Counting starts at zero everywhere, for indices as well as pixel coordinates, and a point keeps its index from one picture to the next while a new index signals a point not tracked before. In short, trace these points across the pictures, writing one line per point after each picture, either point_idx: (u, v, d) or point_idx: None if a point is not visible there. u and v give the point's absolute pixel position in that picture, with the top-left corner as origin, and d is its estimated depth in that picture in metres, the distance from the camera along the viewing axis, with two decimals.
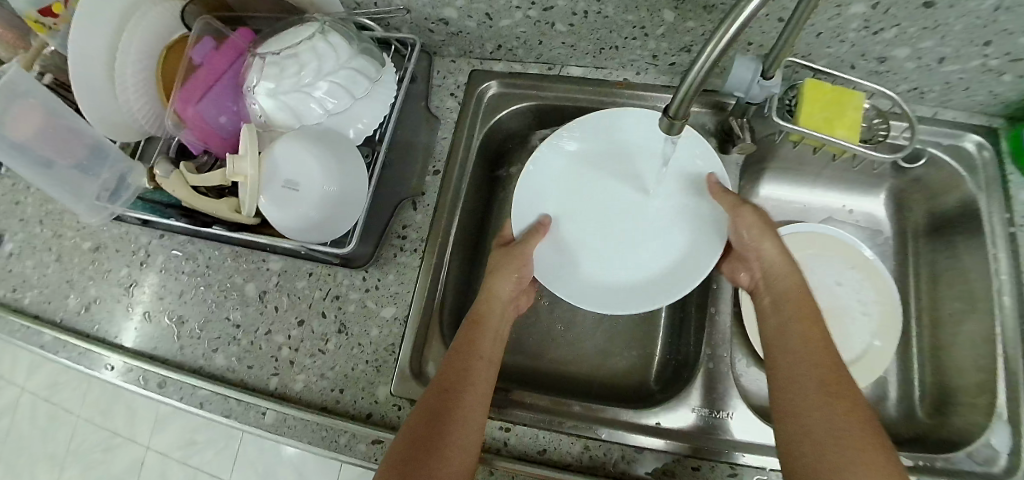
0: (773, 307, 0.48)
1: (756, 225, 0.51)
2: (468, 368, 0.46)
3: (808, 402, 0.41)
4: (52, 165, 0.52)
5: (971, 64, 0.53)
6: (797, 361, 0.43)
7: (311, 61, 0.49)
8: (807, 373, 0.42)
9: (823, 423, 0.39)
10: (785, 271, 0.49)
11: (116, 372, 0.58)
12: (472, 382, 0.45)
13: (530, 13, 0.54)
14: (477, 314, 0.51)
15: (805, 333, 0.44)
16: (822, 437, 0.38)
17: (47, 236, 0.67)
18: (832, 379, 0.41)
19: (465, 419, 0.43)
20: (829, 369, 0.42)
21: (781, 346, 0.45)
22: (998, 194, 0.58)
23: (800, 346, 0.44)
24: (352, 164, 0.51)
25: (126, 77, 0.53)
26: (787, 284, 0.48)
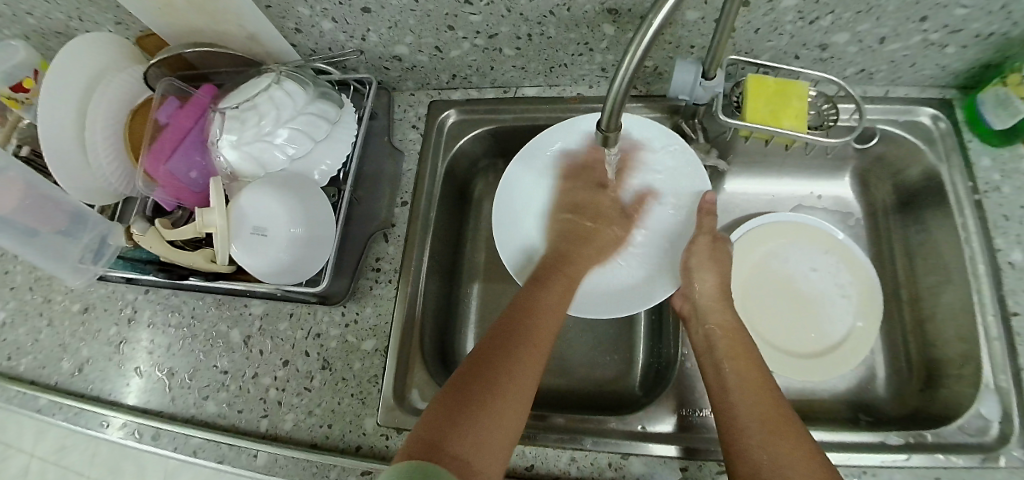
0: (707, 340, 0.50)
1: (698, 257, 0.54)
2: (533, 314, 0.47)
3: (752, 431, 0.41)
4: (36, 234, 0.55)
5: (911, 40, 0.54)
6: (739, 390, 0.44)
7: (269, 110, 0.51)
8: (750, 402, 0.43)
9: (770, 451, 0.39)
10: (720, 307, 0.51)
11: (112, 428, 0.59)
12: (537, 323, 0.46)
13: (477, 41, 0.56)
14: (565, 253, 0.56)
15: (741, 366, 0.46)
16: (771, 465, 0.38)
17: (38, 302, 0.69)
18: (772, 407, 0.42)
19: (524, 358, 0.43)
20: (768, 398, 0.43)
21: (720, 381, 0.46)
22: (958, 164, 0.58)
23: (738, 377, 0.45)
24: (318, 205, 0.53)
25: (97, 143, 0.56)
26: (722, 318, 0.51)
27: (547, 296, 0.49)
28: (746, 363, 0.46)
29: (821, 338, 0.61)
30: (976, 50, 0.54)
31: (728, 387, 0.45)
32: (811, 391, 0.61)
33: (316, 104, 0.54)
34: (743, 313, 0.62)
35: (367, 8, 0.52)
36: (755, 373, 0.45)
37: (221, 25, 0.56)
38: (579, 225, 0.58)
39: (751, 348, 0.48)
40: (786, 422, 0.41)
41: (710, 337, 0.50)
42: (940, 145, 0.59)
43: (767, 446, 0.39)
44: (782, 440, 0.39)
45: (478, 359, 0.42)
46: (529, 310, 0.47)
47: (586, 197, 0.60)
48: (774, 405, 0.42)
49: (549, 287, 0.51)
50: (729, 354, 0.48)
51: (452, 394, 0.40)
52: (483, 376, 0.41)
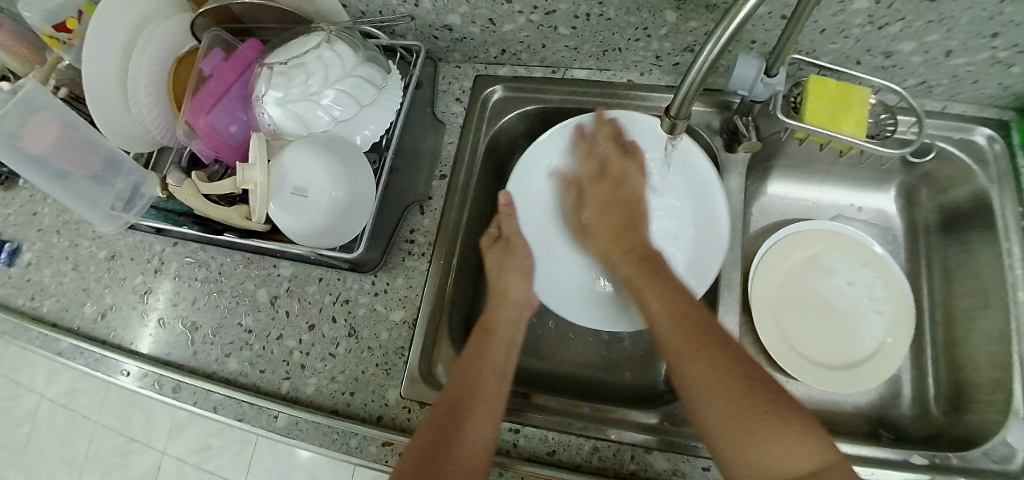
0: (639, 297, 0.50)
1: (593, 187, 0.58)
2: (474, 374, 0.49)
3: (707, 388, 0.41)
4: (69, 177, 0.54)
5: (980, 56, 0.52)
6: (674, 329, 0.45)
7: (318, 70, 0.50)
8: (691, 356, 0.43)
9: (712, 391, 0.41)
10: (637, 245, 0.53)
11: (131, 377, 0.59)
12: (484, 379, 0.48)
13: (532, 17, 0.55)
14: (487, 323, 0.54)
15: (676, 321, 0.46)
16: (716, 406, 0.40)
17: (64, 245, 0.68)
18: (709, 350, 0.43)
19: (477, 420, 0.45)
20: (697, 330, 0.44)
21: (664, 341, 0.46)
22: (1011, 188, 0.57)
23: (670, 320, 0.46)
24: (361, 172, 0.52)
25: (139, 88, 0.55)
26: (632, 258, 0.52)
27: (487, 356, 0.51)
28: (670, 298, 0.47)
29: (849, 350, 0.60)
30: None
31: (663, 333, 0.46)
32: (833, 403, 0.60)
33: (364, 67, 0.52)
34: (773, 318, 0.61)
35: None
36: (681, 308, 0.46)
37: None
38: (504, 268, 0.57)
39: (677, 290, 0.48)
40: (716, 353, 0.43)
41: (640, 292, 0.50)
42: (993, 167, 0.58)
43: (709, 381, 0.41)
44: (717, 378, 0.41)
45: (434, 426, 0.45)
46: (471, 366, 0.49)
47: (499, 249, 0.59)
48: (704, 338, 0.44)
49: (492, 343, 0.52)
50: (657, 299, 0.48)
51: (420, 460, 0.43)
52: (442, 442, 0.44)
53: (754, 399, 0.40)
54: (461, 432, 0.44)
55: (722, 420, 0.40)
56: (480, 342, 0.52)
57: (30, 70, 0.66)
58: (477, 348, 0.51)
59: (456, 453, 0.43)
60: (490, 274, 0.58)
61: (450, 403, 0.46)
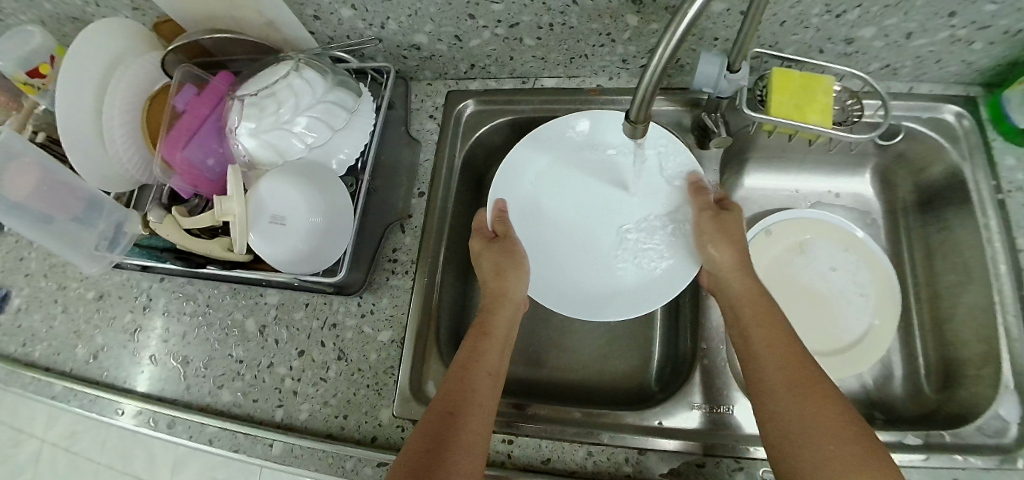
0: (733, 306, 0.51)
1: (708, 232, 0.54)
2: (470, 377, 0.47)
3: (786, 404, 0.42)
4: (52, 220, 0.54)
5: (939, 36, 0.53)
6: (769, 359, 0.45)
7: (289, 98, 0.51)
8: (781, 375, 0.44)
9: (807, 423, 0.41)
10: (740, 276, 0.52)
11: (126, 416, 0.59)
12: (476, 387, 0.47)
13: (497, 31, 0.56)
14: (484, 324, 0.52)
15: (769, 338, 0.47)
16: (804, 439, 0.40)
17: (52, 289, 0.69)
18: (807, 378, 0.43)
19: (468, 429, 0.44)
20: (796, 362, 0.45)
21: (751, 354, 0.47)
22: (982, 162, 0.58)
23: (765, 344, 0.46)
24: (337, 195, 0.53)
25: (114, 129, 0.55)
26: (746, 289, 0.51)
27: (483, 361, 0.49)
28: (772, 328, 0.47)
29: (837, 336, 0.60)
30: (1004, 46, 0.54)
31: (756, 353, 0.46)
32: None
33: (335, 92, 0.53)
34: None
35: None
36: (782, 340, 0.46)
37: (240, 11, 0.55)
38: (492, 283, 0.55)
39: (779, 316, 0.48)
40: (815, 388, 0.42)
41: (735, 308, 0.50)
42: (963, 143, 0.59)
43: (795, 413, 0.41)
44: (813, 409, 0.41)
45: (428, 431, 0.43)
46: (467, 370, 0.48)
47: (489, 251, 0.56)
48: (801, 369, 0.44)
49: (490, 344, 0.51)
50: (754, 320, 0.49)
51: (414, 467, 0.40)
52: (435, 447, 0.41)
53: (848, 438, 0.39)
54: (454, 441, 0.42)
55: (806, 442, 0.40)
56: (478, 343, 0.50)
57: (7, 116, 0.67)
58: (473, 350, 0.49)
59: (454, 463, 0.41)
60: (485, 275, 0.56)
61: (444, 409, 0.44)
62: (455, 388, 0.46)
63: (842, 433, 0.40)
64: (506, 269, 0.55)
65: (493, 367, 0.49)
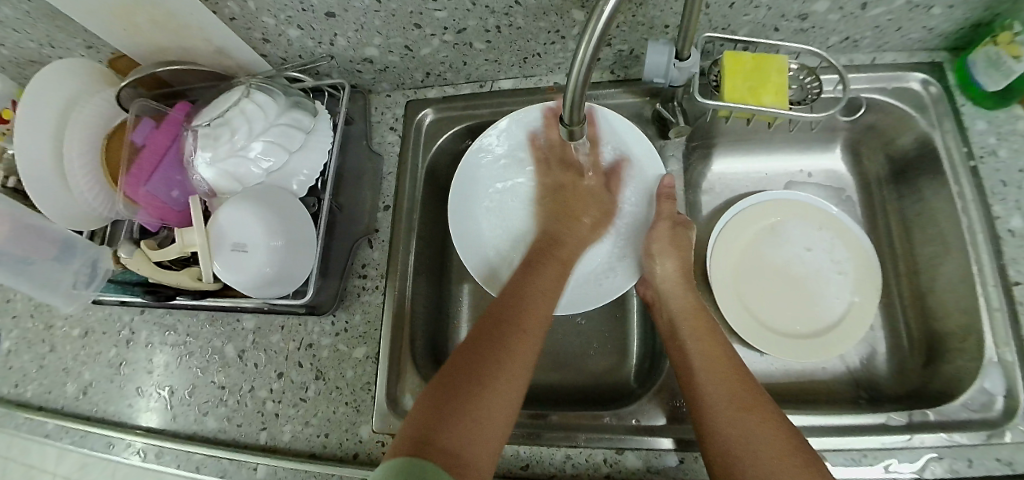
0: (671, 324, 0.52)
1: (661, 242, 0.56)
2: (523, 297, 0.49)
3: (722, 417, 0.42)
4: (28, 260, 0.55)
5: (896, 4, 0.51)
6: (706, 376, 0.45)
7: (241, 125, 0.51)
8: (717, 390, 0.44)
9: (748, 436, 0.40)
10: (680, 292, 0.53)
11: (118, 449, 0.60)
12: (525, 307, 0.48)
13: (446, 38, 0.55)
14: (533, 260, 0.53)
15: (706, 352, 0.47)
16: (747, 454, 0.39)
17: (39, 329, 0.70)
18: (742, 391, 0.44)
19: (512, 347, 0.44)
20: (736, 377, 0.45)
21: (689, 371, 0.47)
22: (952, 129, 0.56)
23: (703, 363, 0.47)
24: (297, 217, 0.53)
25: (75, 169, 0.55)
26: (683, 309, 0.52)
27: (535, 286, 0.50)
28: (712, 346, 0.48)
29: (818, 316, 0.60)
30: (964, 9, 0.52)
31: (694, 376, 0.46)
32: (811, 372, 0.60)
33: (289, 114, 0.53)
34: (737, 296, 0.61)
35: (332, 13, 0.51)
36: (719, 356, 0.47)
37: (188, 41, 0.55)
38: (563, 212, 0.58)
39: (716, 332, 0.49)
40: (754, 401, 0.43)
41: (674, 323, 0.51)
42: (932, 111, 0.57)
43: (737, 429, 0.41)
44: (754, 427, 0.41)
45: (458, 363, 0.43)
46: (515, 296, 0.49)
47: (563, 173, 0.60)
48: (741, 384, 0.44)
49: (542, 272, 0.52)
50: (693, 338, 0.49)
51: (437, 394, 0.41)
52: (467, 373, 0.42)
53: (790, 448, 0.39)
54: (489, 374, 0.42)
55: (742, 455, 0.40)
56: (526, 273, 0.52)
57: None
58: (523, 278, 0.51)
59: (490, 374, 0.42)
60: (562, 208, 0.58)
61: (478, 341, 0.44)
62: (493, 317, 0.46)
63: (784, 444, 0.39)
64: (603, 207, 0.59)
65: (545, 290, 0.50)
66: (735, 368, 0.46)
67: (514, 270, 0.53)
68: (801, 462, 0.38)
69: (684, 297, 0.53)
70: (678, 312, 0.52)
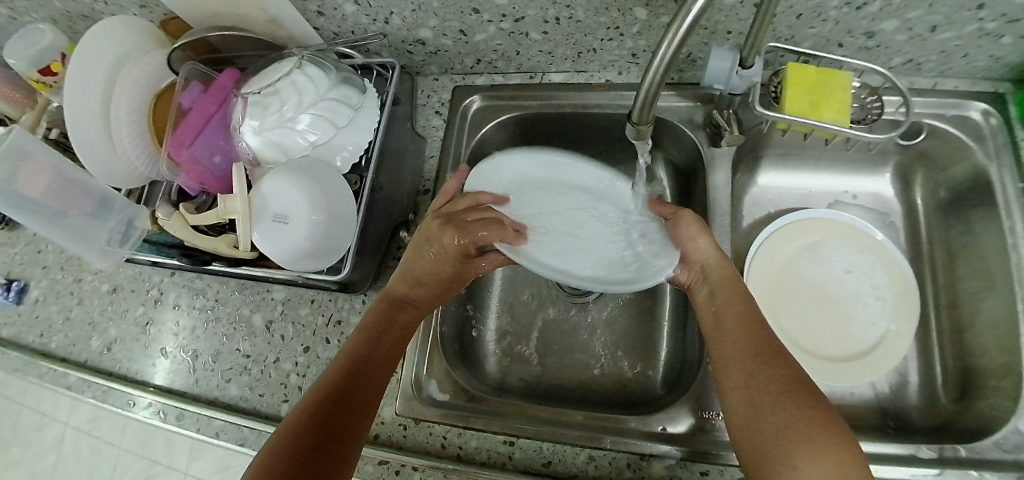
0: (708, 298, 0.48)
1: (688, 225, 0.51)
2: (376, 343, 0.47)
3: (755, 394, 0.40)
4: (65, 215, 0.55)
5: (967, 30, 0.50)
6: (731, 346, 0.44)
7: (291, 96, 0.50)
8: (748, 364, 0.42)
9: (770, 402, 0.39)
10: (717, 264, 0.49)
11: (139, 408, 0.61)
12: (379, 356, 0.46)
13: (502, 25, 0.55)
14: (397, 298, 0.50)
15: (737, 327, 0.45)
16: (764, 420, 0.39)
17: (69, 281, 0.70)
18: (776, 368, 0.41)
19: (363, 403, 0.43)
20: (762, 346, 0.43)
21: (720, 347, 0.45)
22: (1010, 163, 0.55)
23: (735, 337, 0.44)
24: (339, 193, 0.52)
25: (121, 128, 0.56)
26: (719, 278, 0.48)
27: (387, 335, 0.48)
28: (741, 314, 0.46)
29: (851, 340, 0.59)
30: None
31: (722, 345, 0.45)
32: (839, 396, 0.59)
33: (339, 89, 0.53)
34: (772, 311, 0.60)
35: None
36: (754, 330, 0.44)
37: (244, 7, 0.55)
38: (421, 252, 0.51)
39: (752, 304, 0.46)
40: (787, 379, 0.40)
41: (712, 295, 0.48)
42: (991, 143, 0.56)
43: (769, 407, 0.39)
44: (788, 404, 0.39)
45: (321, 407, 0.41)
46: (366, 345, 0.46)
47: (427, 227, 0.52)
48: (768, 352, 0.43)
49: (398, 316, 0.49)
50: (727, 311, 0.46)
51: (303, 434, 0.40)
52: (333, 422, 0.41)
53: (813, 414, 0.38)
54: (345, 426, 0.41)
55: (774, 434, 0.38)
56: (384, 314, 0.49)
57: (20, 113, 0.67)
58: (375, 325, 0.48)
59: (349, 425, 0.42)
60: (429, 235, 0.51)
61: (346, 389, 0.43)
62: (358, 362, 0.45)
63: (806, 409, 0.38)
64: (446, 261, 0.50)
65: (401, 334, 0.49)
66: (763, 336, 0.44)
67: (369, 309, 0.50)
68: (823, 430, 0.37)
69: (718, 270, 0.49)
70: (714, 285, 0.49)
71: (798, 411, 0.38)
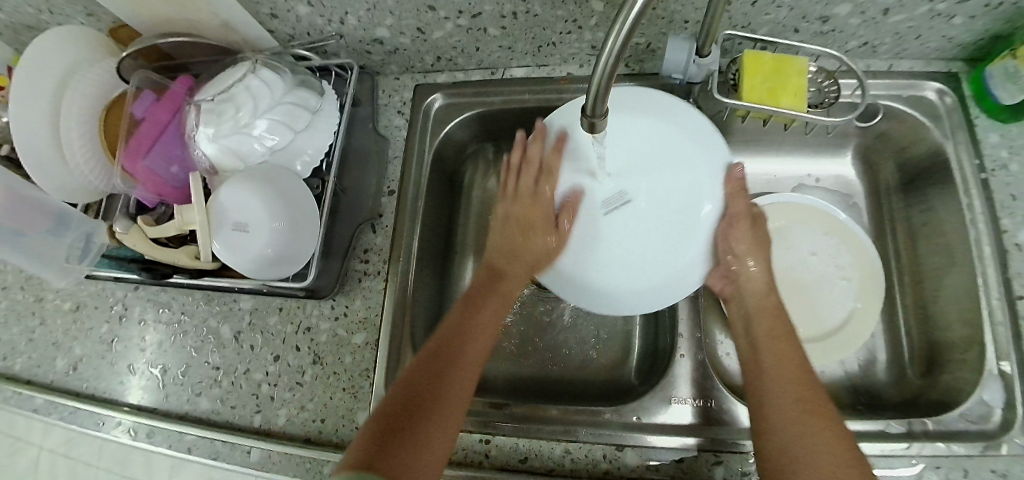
0: (746, 321, 0.50)
1: (744, 241, 0.49)
2: (468, 328, 0.48)
3: (789, 424, 0.41)
4: (22, 234, 0.52)
5: (917, 11, 0.50)
6: (773, 375, 0.45)
7: (246, 101, 0.49)
8: (786, 392, 0.43)
9: (816, 446, 0.39)
10: (762, 290, 0.50)
11: (109, 427, 0.59)
12: (469, 350, 0.46)
13: (460, 22, 0.54)
14: (476, 296, 0.51)
15: (780, 351, 0.46)
16: (809, 460, 0.39)
17: (29, 301, 0.68)
18: (814, 400, 0.42)
19: (456, 390, 0.43)
20: (805, 386, 0.44)
21: (760, 369, 0.46)
22: (965, 141, 0.56)
23: (775, 364, 0.45)
24: (300, 198, 0.52)
25: (72, 141, 0.54)
26: (764, 304, 0.50)
27: (482, 325, 0.49)
28: (788, 352, 0.46)
29: (820, 321, 0.60)
30: (985, 19, 0.51)
31: (769, 384, 0.44)
32: None
33: (295, 93, 0.52)
34: None
35: None
36: (794, 363, 0.45)
37: (193, 13, 0.53)
38: (511, 235, 0.52)
39: (794, 334, 0.48)
40: (823, 416, 0.41)
41: (750, 318, 0.50)
42: (946, 122, 0.57)
43: (801, 439, 0.40)
44: (824, 439, 0.40)
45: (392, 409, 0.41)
46: (468, 327, 0.48)
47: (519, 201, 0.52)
48: (813, 394, 0.43)
49: (483, 307, 0.50)
50: (766, 335, 0.48)
51: (374, 436, 0.39)
52: (413, 405, 0.41)
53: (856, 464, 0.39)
54: (431, 409, 0.41)
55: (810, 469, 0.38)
56: (474, 303, 0.50)
57: None
58: (469, 314, 0.49)
59: (433, 409, 0.41)
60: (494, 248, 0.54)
61: (418, 373, 0.44)
62: (431, 374, 0.43)
63: (850, 460, 0.39)
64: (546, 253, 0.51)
65: (488, 324, 0.49)
66: (809, 378, 0.44)
67: (454, 304, 0.51)
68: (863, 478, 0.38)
69: (761, 296, 0.50)
70: (756, 308, 0.50)
71: (838, 454, 0.39)
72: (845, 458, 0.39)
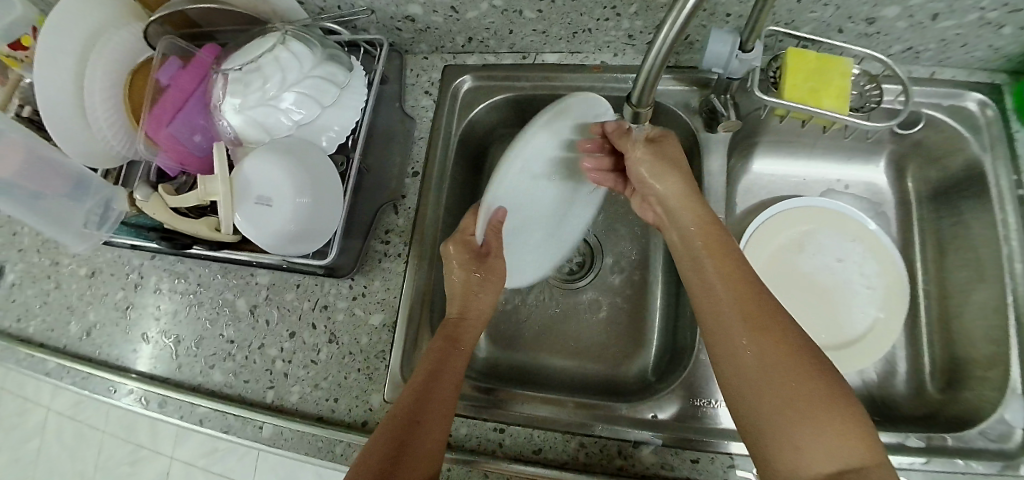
0: (683, 242, 0.48)
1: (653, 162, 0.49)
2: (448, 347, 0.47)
3: (751, 367, 0.40)
4: (41, 196, 0.52)
5: (967, 18, 0.49)
6: (723, 315, 0.43)
7: (274, 72, 0.48)
8: (742, 332, 0.41)
9: (781, 385, 0.38)
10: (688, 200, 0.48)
11: (120, 394, 0.59)
12: (452, 361, 0.46)
13: (495, 3, 0.53)
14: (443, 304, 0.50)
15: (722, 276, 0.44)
16: (783, 404, 0.38)
17: (45, 264, 0.68)
18: (769, 328, 0.41)
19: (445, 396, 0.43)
20: (752, 307, 0.42)
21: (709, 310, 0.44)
22: (1004, 155, 0.54)
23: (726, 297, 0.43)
24: (323, 173, 0.51)
25: (96, 104, 0.53)
26: (696, 219, 0.47)
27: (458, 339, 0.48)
28: (731, 283, 0.44)
29: (841, 329, 0.59)
30: None
31: (719, 336, 0.42)
32: None
33: (323, 67, 0.50)
34: None
35: None
36: (743, 289, 0.43)
37: None
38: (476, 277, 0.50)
39: (731, 252, 0.46)
40: (786, 345, 0.40)
41: (688, 243, 0.47)
42: (986, 134, 0.55)
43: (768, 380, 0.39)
44: (793, 372, 0.38)
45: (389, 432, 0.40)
46: (445, 345, 0.47)
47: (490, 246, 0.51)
48: (768, 326, 0.41)
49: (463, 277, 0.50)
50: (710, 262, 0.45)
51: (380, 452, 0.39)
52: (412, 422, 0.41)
53: (824, 389, 0.38)
54: (428, 417, 0.41)
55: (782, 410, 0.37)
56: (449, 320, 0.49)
57: None
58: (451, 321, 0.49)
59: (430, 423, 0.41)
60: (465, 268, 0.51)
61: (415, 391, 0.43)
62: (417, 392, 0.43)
63: (813, 387, 0.37)
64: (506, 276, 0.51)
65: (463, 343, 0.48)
66: (755, 297, 0.42)
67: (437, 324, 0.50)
68: (852, 428, 0.36)
69: (691, 211, 0.48)
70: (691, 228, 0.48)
71: (808, 385, 0.37)
72: (816, 384, 0.37)
